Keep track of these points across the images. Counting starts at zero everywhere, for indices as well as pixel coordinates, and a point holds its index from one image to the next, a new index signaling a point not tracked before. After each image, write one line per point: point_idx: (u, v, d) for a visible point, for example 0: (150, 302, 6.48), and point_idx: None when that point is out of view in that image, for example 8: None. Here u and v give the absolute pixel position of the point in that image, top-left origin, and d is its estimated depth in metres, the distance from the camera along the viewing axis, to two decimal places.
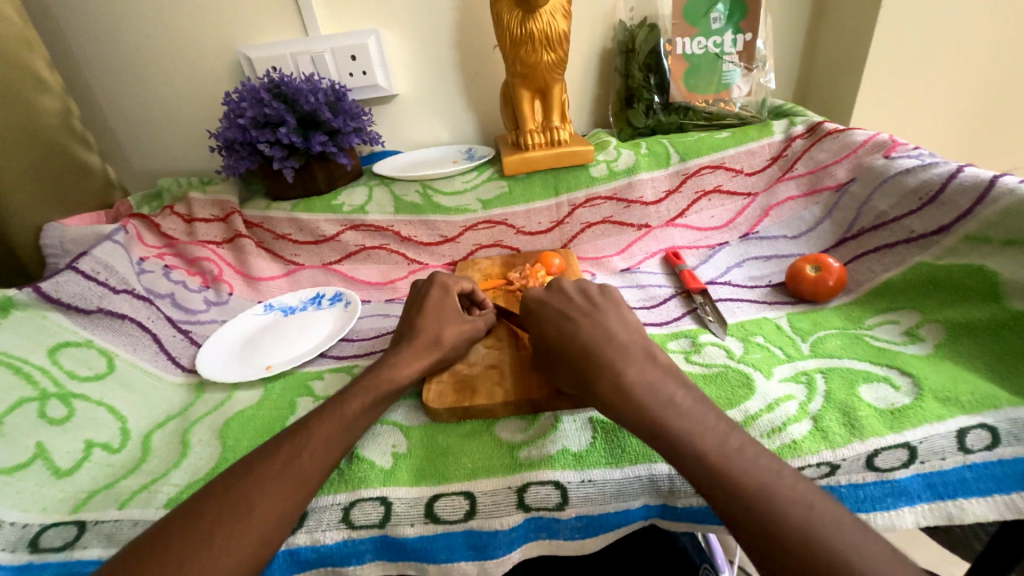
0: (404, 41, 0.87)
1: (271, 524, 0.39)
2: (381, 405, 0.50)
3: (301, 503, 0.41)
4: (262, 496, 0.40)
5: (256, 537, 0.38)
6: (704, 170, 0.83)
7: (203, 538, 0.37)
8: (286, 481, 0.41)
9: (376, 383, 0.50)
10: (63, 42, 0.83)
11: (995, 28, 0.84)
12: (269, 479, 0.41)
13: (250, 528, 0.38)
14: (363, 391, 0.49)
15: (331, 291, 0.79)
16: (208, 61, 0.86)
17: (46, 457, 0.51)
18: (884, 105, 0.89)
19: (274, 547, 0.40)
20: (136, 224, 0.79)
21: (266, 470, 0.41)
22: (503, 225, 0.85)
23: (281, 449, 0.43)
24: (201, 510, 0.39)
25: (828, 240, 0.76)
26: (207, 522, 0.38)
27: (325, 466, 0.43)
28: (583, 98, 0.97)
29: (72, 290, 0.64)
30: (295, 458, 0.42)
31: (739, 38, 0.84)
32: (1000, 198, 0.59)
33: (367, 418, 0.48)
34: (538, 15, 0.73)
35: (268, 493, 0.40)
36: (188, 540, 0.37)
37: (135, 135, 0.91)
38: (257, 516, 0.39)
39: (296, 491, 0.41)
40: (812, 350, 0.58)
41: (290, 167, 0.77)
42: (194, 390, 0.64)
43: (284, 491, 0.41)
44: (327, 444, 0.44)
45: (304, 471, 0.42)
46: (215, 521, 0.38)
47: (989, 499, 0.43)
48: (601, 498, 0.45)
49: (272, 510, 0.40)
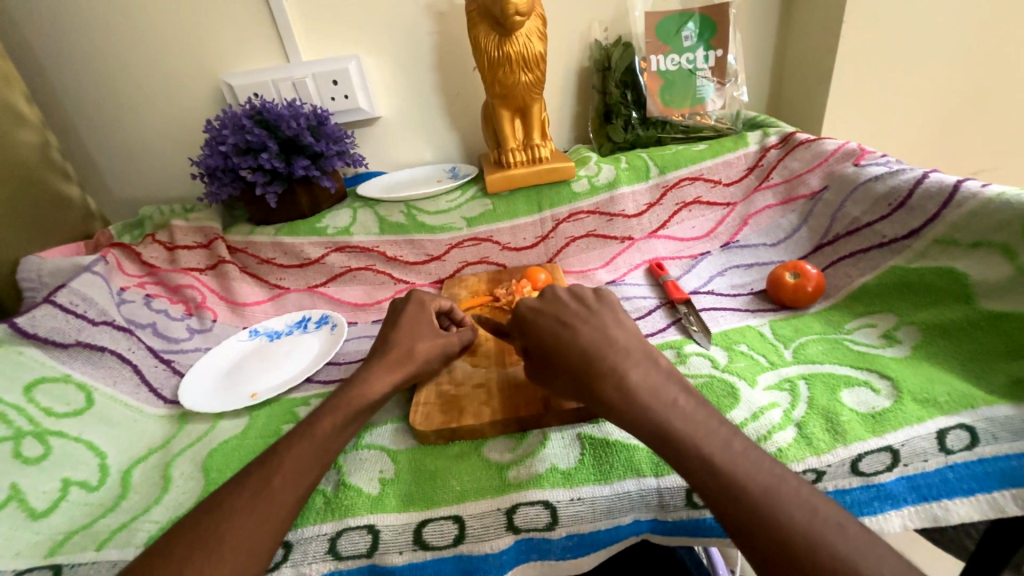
0: (384, 66, 0.89)
1: (244, 556, 0.38)
2: (352, 425, 0.49)
3: (277, 533, 0.40)
4: (232, 528, 0.39)
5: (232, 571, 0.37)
6: (683, 183, 0.85)
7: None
8: (260, 512, 0.40)
9: (347, 401, 0.50)
10: (42, 75, 0.83)
11: (950, 41, 0.88)
12: (239, 510, 0.40)
13: (223, 561, 0.37)
14: (333, 410, 0.49)
15: (317, 314, 0.78)
16: (189, 88, 0.86)
17: (21, 499, 0.49)
18: (853, 114, 0.92)
19: None
20: (116, 254, 0.78)
21: (238, 500, 0.41)
22: (489, 242, 0.86)
23: (252, 480, 0.42)
24: (175, 551, 0.38)
25: (806, 246, 0.78)
26: (177, 560, 0.37)
27: (300, 492, 0.42)
28: (564, 115, 0.99)
29: (49, 324, 0.63)
30: (264, 486, 0.42)
31: (710, 54, 0.87)
32: (965, 201, 0.62)
33: (339, 436, 0.47)
34: (515, 38, 0.75)
35: (236, 526, 0.39)
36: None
37: (116, 164, 0.91)
38: (229, 551, 0.38)
39: (270, 521, 0.40)
40: (794, 356, 0.59)
41: (273, 192, 0.77)
42: (177, 422, 0.62)
43: (256, 521, 0.40)
44: (297, 467, 0.43)
45: (276, 498, 0.41)
46: (184, 560, 0.37)
47: (972, 499, 0.44)
48: (592, 516, 0.45)
49: (244, 545, 0.39)
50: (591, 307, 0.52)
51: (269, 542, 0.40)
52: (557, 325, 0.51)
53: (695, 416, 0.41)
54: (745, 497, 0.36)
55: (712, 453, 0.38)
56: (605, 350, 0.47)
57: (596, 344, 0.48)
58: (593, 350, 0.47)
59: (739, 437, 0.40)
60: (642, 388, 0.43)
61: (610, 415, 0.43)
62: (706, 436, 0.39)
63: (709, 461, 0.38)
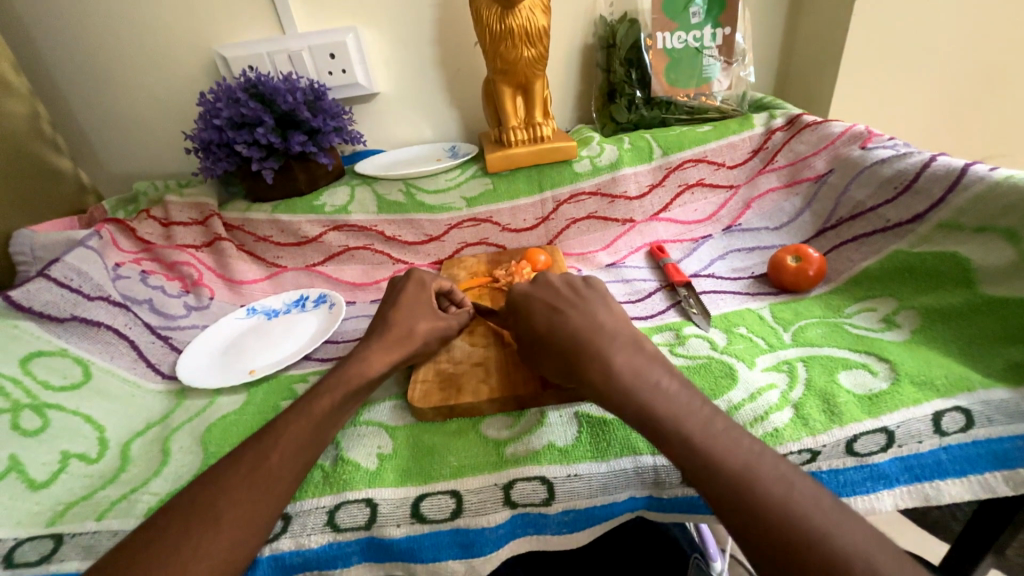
0: (383, 39, 0.86)
1: (241, 528, 0.39)
2: (350, 403, 0.49)
3: (274, 507, 0.41)
4: (229, 502, 0.39)
5: (229, 543, 0.38)
6: (686, 164, 0.84)
7: (169, 548, 0.36)
8: (258, 486, 0.41)
9: (345, 378, 0.50)
10: (29, 43, 0.80)
11: (965, 21, 0.85)
12: (236, 484, 0.40)
13: (219, 532, 0.38)
14: (331, 387, 0.49)
15: (315, 292, 0.78)
16: (182, 60, 0.84)
17: (21, 470, 0.49)
18: (861, 96, 0.91)
19: (247, 556, 0.39)
20: (111, 229, 0.77)
21: (235, 474, 0.41)
22: (488, 222, 0.85)
23: (249, 454, 0.42)
24: (174, 521, 0.38)
25: (809, 231, 0.77)
26: (174, 530, 0.38)
27: (297, 467, 0.43)
28: (566, 94, 0.97)
29: (44, 298, 0.63)
30: (262, 461, 0.42)
31: (718, 32, 0.85)
32: (971, 185, 0.61)
33: (337, 413, 0.47)
34: (517, 11, 0.73)
35: (234, 498, 0.40)
36: (158, 550, 0.36)
37: (109, 138, 0.89)
38: (226, 524, 0.38)
39: (267, 494, 0.41)
40: (793, 339, 0.59)
41: (269, 168, 0.75)
42: (175, 397, 0.63)
43: (254, 494, 0.40)
44: (294, 443, 0.44)
45: (273, 472, 0.42)
46: (182, 532, 0.37)
47: (964, 480, 0.44)
48: (588, 492, 0.45)
49: (241, 516, 0.39)
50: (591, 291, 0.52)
51: (266, 516, 0.40)
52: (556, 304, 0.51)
53: (693, 396, 0.41)
54: (741, 475, 0.36)
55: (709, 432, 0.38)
56: (606, 330, 0.47)
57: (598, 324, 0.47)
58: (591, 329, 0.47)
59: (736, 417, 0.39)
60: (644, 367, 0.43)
61: (608, 394, 0.43)
62: (703, 415, 0.39)
63: (705, 439, 0.38)
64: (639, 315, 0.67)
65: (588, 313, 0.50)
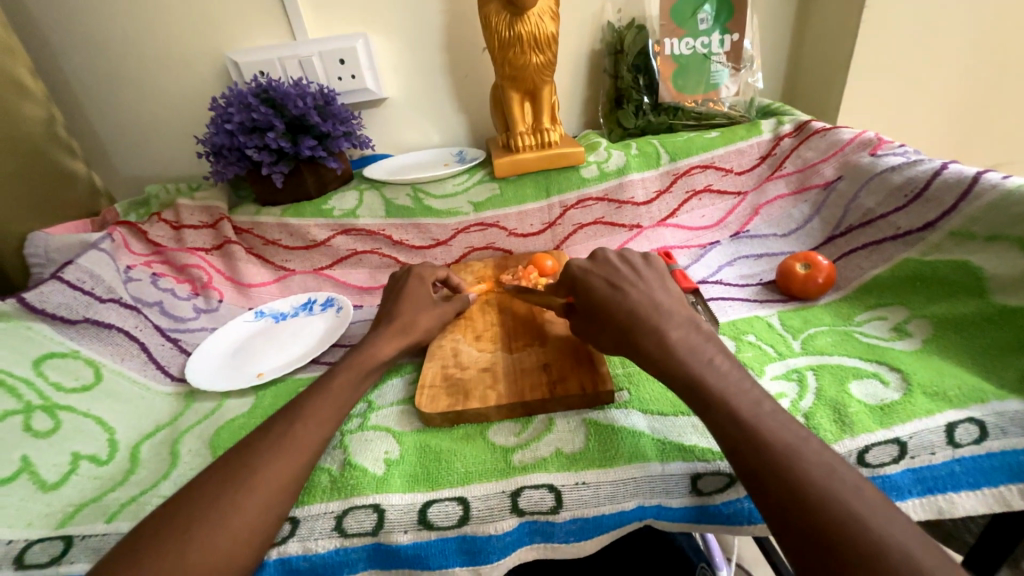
0: (392, 45, 0.87)
1: (271, 493, 0.40)
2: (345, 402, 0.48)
3: (299, 477, 0.42)
4: (258, 468, 0.41)
5: (258, 508, 0.39)
6: (694, 170, 0.84)
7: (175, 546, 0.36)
8: (282, 457, 0.42)
9: (346, 372, 0.50)
10: (45, 48, 0.82)
11: (976, 28, 0.85)
12: (263, 452, 0.42)
13: (248, 496, 0.39)
14: (332, 389, 0.48)
15: (322, 296, 0.78)
16: (193, 64, 0.85)
17: (32, 470, 0.50)
18: (871, 102, 0.90)
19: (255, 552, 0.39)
20: (123, 232, 0.77)
21: (259, 446, 0.42)
22: (495, 227, 0.85)
23: (250, 455, 0.42)
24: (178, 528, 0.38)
25: (817, 237, 0.77)
26: (201, 500, 0.39)
27: (319, 440, 0.44)
28: (573, 99, 0.97)
29: (57, 300, 0.63)
30: (289, 429, 0.44)
31: (726, 38, 0.84)
32: (984, 193, 0.60)
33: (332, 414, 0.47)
34: (526, 18, 0.73)
35: (259, 466, 0.41)
36: (189, 517, 0.38)
37: (122, 142, 0.90)
38: (255, 487, 0.40)
39: (289, 465, 0.42)
40: (802, 348, 0.58)
41: (279, 172, 0.76)
42: (184, 399, 0.63)
43: (280, 463, 0.41)
44: (305, 438, 0.44)
45: (297, 442, 0.43)
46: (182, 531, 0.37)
47: (978, 492, 0.43)
48: (596, 501, 0.45)
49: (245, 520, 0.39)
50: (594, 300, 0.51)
51: (291, 484, 0.41)
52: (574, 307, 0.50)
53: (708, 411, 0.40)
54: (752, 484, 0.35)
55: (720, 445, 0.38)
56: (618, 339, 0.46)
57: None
58: None
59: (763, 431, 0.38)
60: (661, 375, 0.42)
61: None
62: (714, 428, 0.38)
63: None
64: None
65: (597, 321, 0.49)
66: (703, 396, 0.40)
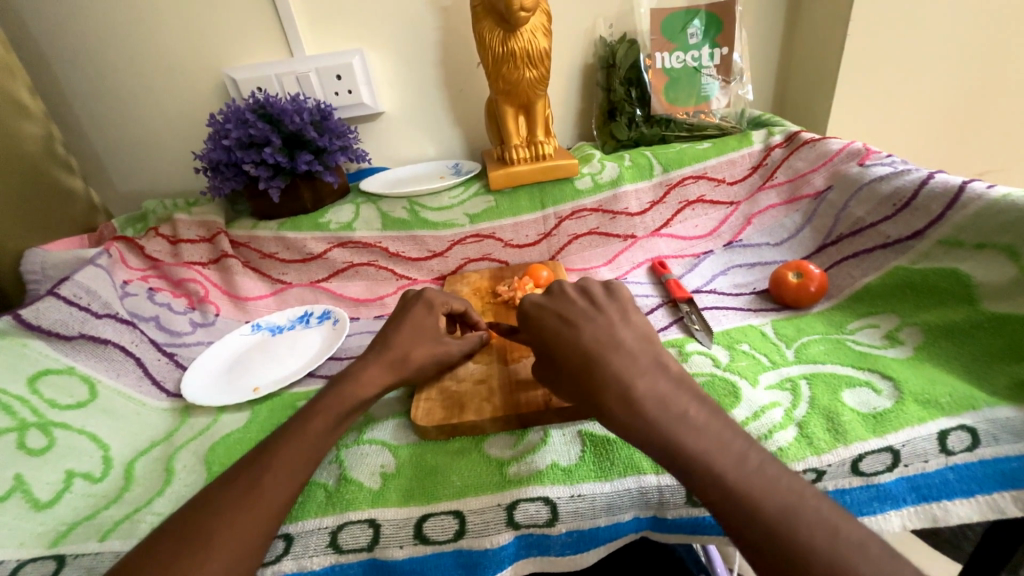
0: (388, 61, 0.88)
1: (237, 547, 0.38)
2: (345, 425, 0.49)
3: (268, 531, 0.41)
4: (225, 519, 0.39)
5: (234, 551, 0.38)
6: (686, 181, 0.85)
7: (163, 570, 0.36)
8: (263, 490, 0.41)
9: (342, 400, 0.49)
10: (46, 67, 0.83)
11: (958, 40, 0.87)
12: (231, 504, 0.40)
13: (211, 554, 0.37)
14: (327, 408, 0.48)
15: (319, 308, 0.78)
16: (192, 81, 0.86)
17: (26, 489, 0.49)
18: (858, 113, 0.92)
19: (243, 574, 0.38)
20: (120, 247, 0.78)
21: (228, 495, 0.41)
22: (491, 239, 0.86)
23: (243, 475, 0.42)
24: (168, 550, 0.37)
25: (809, 246, 0.78)
26: (169, 548, 0.37)
27: (293, 487, 0.42)
28: (567, 112, 0.99)
29: (53, 317, 0.63)
30: (258, 478, 0.42)
31: (716, 52, 0.86)
32: (970, 202, 0.61)
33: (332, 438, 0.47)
34: (519, 34, 0.75)
35: (224, 520, 0.39)
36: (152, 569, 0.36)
37: (120, 157, 0.91)
38: (222, 543, 0.38)
39: (260, 515, 0.40)
40: (796, 356, 0.59)
41: (276, 187, 0.77)
42: (179, 415, 0.63)
43: (249, 515, 0.40)
44: (296, 462, 0.44)
45: (269, 491, 0.41)
46: (174, 554, 0.37)
47: (972, 500, 0.44)
48: (591, 513, 0.45)
49: (236, 540, 0.39)
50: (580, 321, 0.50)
51: (258, 540, 0.40)
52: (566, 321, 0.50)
53: (707, 428, 0.39)
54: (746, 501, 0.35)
55: (714, 460, 0.37)
56: (609, 353, 0.46)
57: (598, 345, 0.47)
58: (597, 348, 0.46)
59: (756, 450, 0.38)
60: (657, 390, 0.42)
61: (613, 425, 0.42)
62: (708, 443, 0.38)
63: (707, 470, 0.37)
64: None
65: (587, 331, 0.48)
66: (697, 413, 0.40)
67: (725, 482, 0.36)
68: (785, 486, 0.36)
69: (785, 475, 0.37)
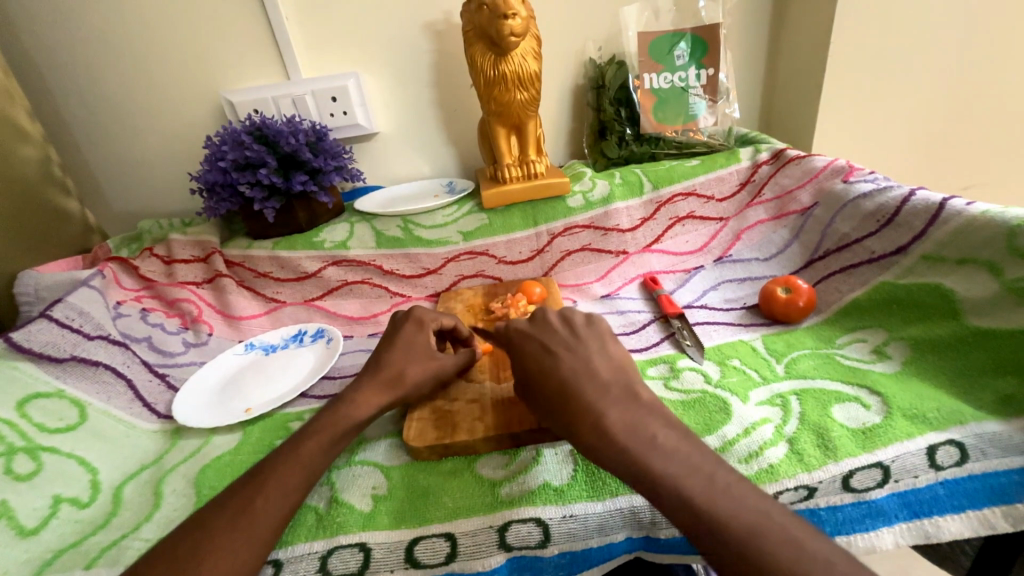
0: (383, 83, 0.90)
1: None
2: (339, 445, 0.48)
3: (256, 561, 0.40)
4: (215, 547, 0.38)
5: None
6: (676, 198, 0.86)
7: None
8: (253, 516, 0.41)
9: (335, 419, 0.49)
10: (45, 90, 0.84)
11: (934, 63, 0.90)
12: (220, 529, 0.40)
13: None
14: (321, 430, 0.48)
15: (313, 327, 0.79)
16: (190, 104, 0.87)
17: (11, 516, 0.48)
18: (842, 130, 0.94)
19: None
20: (114, 268, 0.79)
21: (216, 521, 0.40)
22: (484, 256, 0.86)
23: (236, 498, 0.42)
24: None
25: (797, 262, 0.79)
26: None
27: (284, 512, 0.42)
28: (559, 131, 1.01)
29: (45, 339, 0.63)
30: (249, 504, 0.41)
31: (702, 73, 0.89)
32: (951, 219, 0.63)
33: (324, 459, 0.47)
34: (509, 58, 0.77)
35: (212, 548, 0.39)
36: None
37: (116, 178, 0.92)
38: (210, 571, 0.37)
39: (249, 543, 0.40)
40: (786, 371, 0.59)
41: (271, 207, 0.78)
42: (170, 437, 0.63)
43: (239, 540, 0.39)
44: (286, 487, 0.43)
45: (260, 516, 0.41)
46: None
47: (963, 516, 0.44)
48: (584, 533, 0.45)
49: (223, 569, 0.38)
50: (562, 348, 0.51)
51: (246, 569, 0.39)
52: (546, 350, 0.51)
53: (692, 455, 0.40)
54: (741, 531, 0.35)
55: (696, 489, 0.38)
56: (588, 380, 0.47)
57: (580, 371, 0.48)
58: (577, 378, 0.47)
59: (720, 472, 0.39)
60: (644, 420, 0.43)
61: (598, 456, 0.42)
62: (686, 474, 0.39)
63: (697, 498, 0.37)
64: (634, 348, 0.68)
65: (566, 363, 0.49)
66: (655, 449, 0.41)
67: (714, 511, 0.36)
68: (755, 509, 0.36)
69: (755, 497, 0.38)
